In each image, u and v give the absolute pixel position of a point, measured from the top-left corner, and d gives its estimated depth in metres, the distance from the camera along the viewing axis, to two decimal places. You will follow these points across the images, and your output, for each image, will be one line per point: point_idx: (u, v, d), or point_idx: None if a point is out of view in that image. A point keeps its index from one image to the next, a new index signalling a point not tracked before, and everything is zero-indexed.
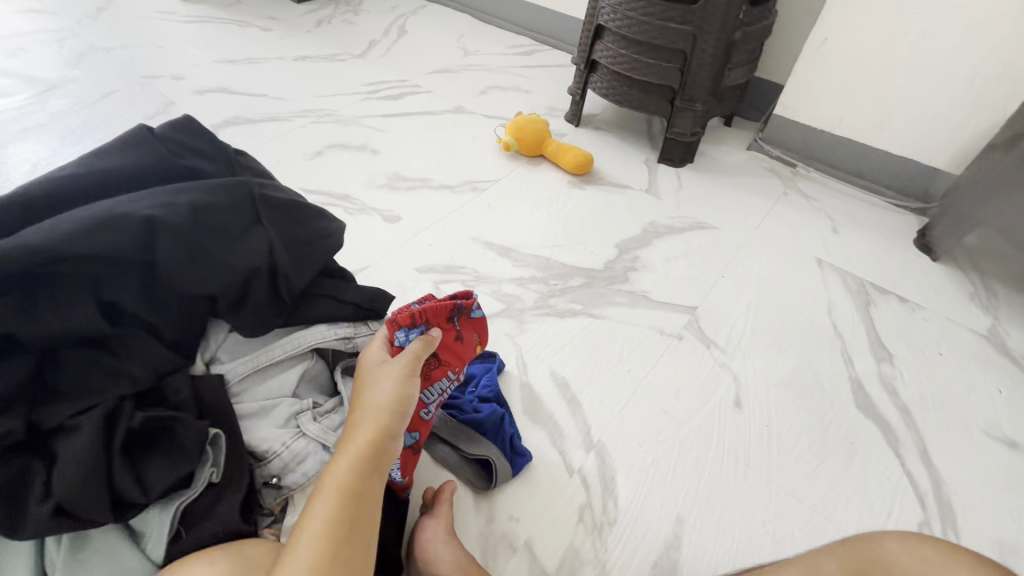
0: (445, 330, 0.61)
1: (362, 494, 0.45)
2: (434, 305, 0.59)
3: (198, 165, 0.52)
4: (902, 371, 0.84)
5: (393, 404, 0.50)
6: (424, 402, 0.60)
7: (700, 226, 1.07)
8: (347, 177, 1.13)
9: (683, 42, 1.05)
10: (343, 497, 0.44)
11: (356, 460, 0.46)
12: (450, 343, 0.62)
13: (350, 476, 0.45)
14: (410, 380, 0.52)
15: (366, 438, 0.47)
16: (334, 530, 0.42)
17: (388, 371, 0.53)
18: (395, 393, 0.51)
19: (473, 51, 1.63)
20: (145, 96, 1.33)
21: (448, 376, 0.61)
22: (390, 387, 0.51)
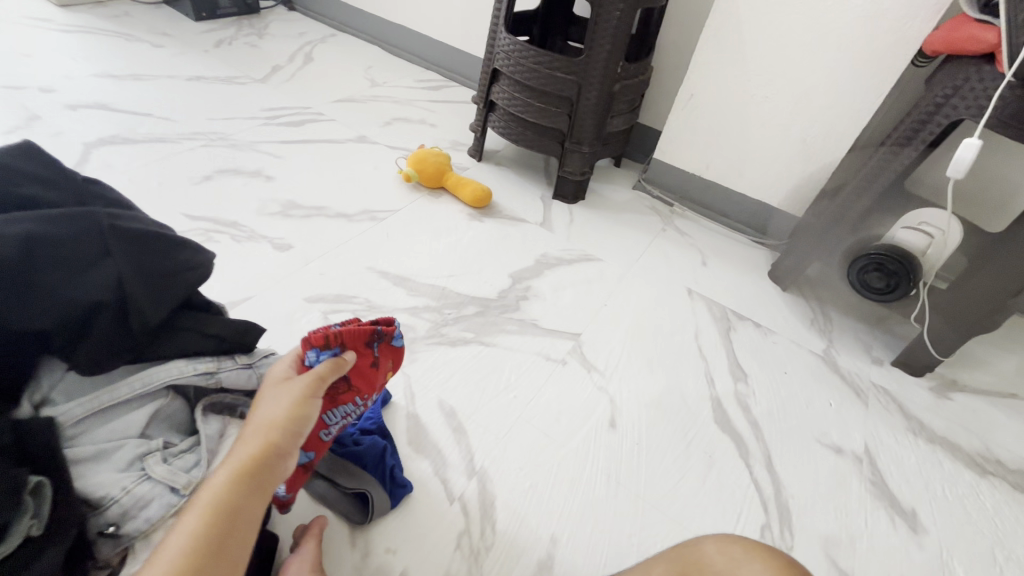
0: (362, 355, 0.61)
1: (238, 511, 0.44)
2: (353, 330, 0.59)
3: (35, 195, 0.49)
4: (754, 389, 0.95)
5: (289, 421, 0.49)
6: (326, 423, 0.60)
7: (588, 258, 1.15)
8: (237, 203, 1.09)
9: (569, 90, 1.15)
10: (216, 513, 0.42)
11: (237, 475, 0.45)
12: (365, 368, 0.62)
13: (226, 492, 0.44)
14: (309, 400, 0.52)
15: (249, 453, 0.46)
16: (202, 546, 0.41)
17: (287, 389, 0.52)
18: (292, 410, 0.50)
19: (381, 83, 1.66)
20: (4, 108, 1.21)
21: (354, 403, 0.62)
22: (286, 404, 0.50)
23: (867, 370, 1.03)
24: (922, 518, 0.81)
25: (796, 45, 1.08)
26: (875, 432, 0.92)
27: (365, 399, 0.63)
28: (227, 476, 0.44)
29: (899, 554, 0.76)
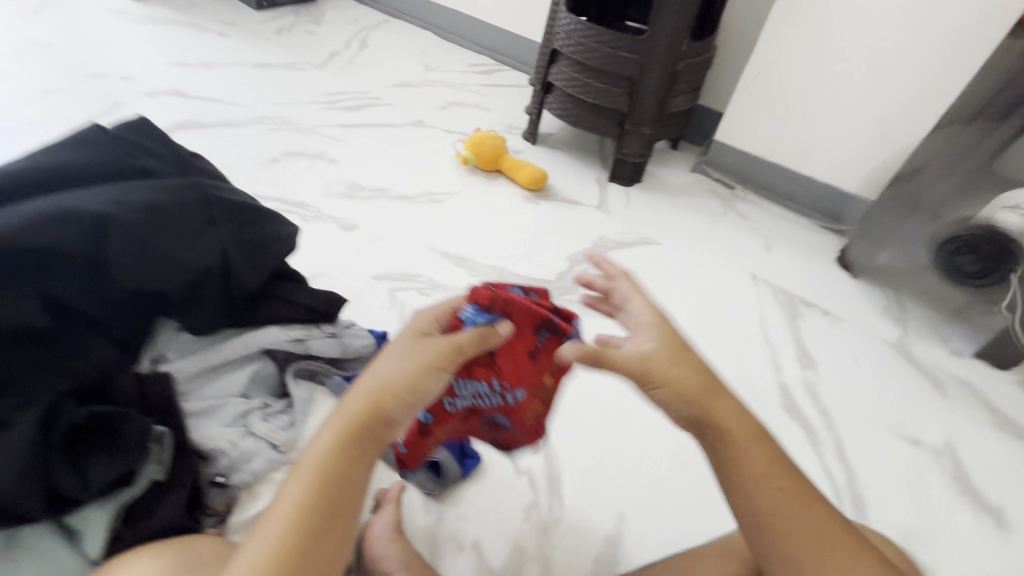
0: (523, 335, 0.53)
1: (339, 481, 0.41)
2: (523, 305, 0.52)
3: (151, 166, 0.52)
4: (823, 377, 0.92)
5: (400, 389, 0.44)
6: (453, 390, 0.55)
7: (646, 241, 1.13)
8: (304, 184, 1.13)
9: (631, 70, 1.13)
10: (315, 480, 0.40)
11: (341, 441, 0.42)
12: (522, 350, 0.54)
13: (330, 461, 0.41)
14: (429, 365, 0.45)
15: (356, 421, 0.42)
16: (304, 515, 0.40)
17: (409, 351, 0.46)
18: (404, 374, 0.44)
19: (434, 68, 1.67)
20: (91, 95, 1.29)
21: (488, 381, 0.55)
22: (399, 368, 0.45)
23: (945, 362, 0.98)
24: (1009, 515, 0.77)
25: (877, 18, 1.03)
26: (956, 425, 0.87)
27: (509, 386, 0.56)
28: (329, 440, 0.42)
29: (984, 551, 0.72)
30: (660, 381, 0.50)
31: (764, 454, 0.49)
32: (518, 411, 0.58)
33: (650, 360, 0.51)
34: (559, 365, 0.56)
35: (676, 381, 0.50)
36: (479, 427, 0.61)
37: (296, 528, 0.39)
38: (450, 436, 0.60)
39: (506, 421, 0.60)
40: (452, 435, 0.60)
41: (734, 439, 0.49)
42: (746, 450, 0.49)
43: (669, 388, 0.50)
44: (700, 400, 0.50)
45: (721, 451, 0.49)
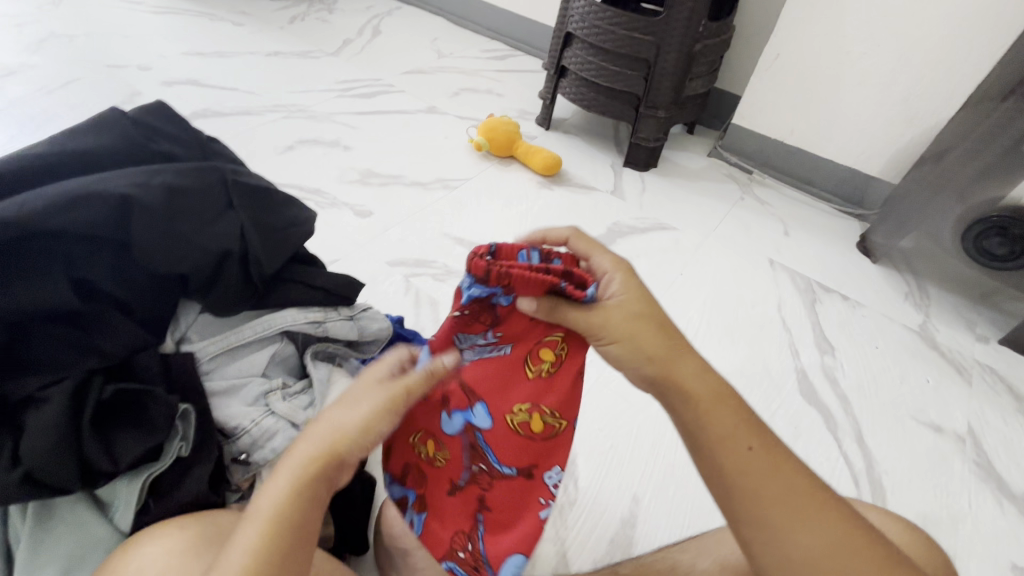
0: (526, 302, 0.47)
1: (296, 541, 0.37)
2: (525, 273, 0.44)
3: (171, 150, 0.53)
4: (842, 362, 0.90)
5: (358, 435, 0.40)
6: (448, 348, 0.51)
7: (662, 227, 1.12)
8: (320, 172, 1.14)
9: (647, 52, 1.11)
10: (271, 542, 0.36)
11: (290, 489, 0.38)
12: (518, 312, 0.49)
13: (277, 510, 0.37)
14: (388, 407, 0.42)
15: (303, 466, 0.39)
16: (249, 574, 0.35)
17: (360, 392, 0.43)
18: (362, 418, 0.41)
19: (447, 54, 1.66)
20: (110, 86, 1.31)
21: (484, 334, 0.50)
22: (354, 412, 0.41)
23: (969, 348, 0.96)
24: None
25: None
26: (979, 411, 0.86)
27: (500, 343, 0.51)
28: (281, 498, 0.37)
29: (1007, 537, 0.71)
30: (615, 335, 0.45)
31: (734, 418, 0.42)
32: (505, 395, 0.52)
33: (619, 309, 0.46)
34: (561, 336, 0.50)
35: (636, 338, 0.45)
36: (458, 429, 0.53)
37: None
38: (433, 432, 0.54)
39: (484, 407, 0.53)
40: (436, 434, 0.54)
41: (696, 400, 0.42)
42: (709, 410, 0.42)
43: (625, 341, 0.45)
44: (662, 357, 0.44)
45: (685, 418, 0.43)
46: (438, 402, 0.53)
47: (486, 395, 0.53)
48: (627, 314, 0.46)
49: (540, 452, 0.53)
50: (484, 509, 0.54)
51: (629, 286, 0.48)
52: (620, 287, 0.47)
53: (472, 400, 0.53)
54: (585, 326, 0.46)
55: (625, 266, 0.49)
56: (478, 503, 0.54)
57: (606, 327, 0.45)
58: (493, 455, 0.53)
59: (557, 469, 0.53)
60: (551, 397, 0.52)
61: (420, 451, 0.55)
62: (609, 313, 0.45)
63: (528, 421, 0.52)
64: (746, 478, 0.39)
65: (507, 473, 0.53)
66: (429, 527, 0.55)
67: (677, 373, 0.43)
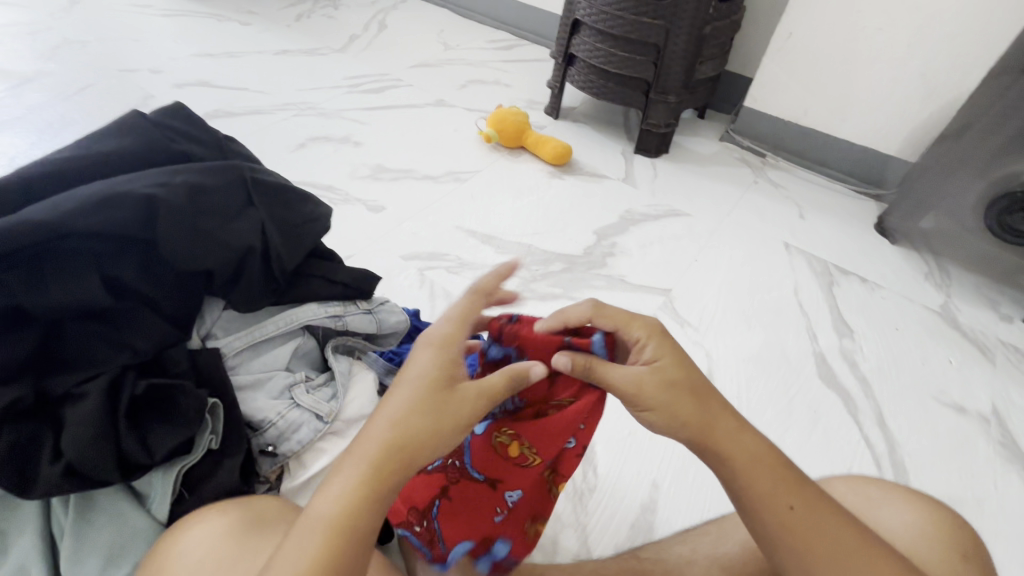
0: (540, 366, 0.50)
1: (360, 544, 0.36)
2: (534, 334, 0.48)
3: (190, 150, 0.54)
4: (862, 345, 0.90)
5: (427, 438, 0.40)
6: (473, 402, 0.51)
7: (675, 213, 1.11)
8: (331, 168, 1.15)
9: (657, 36, 1.10)
10: (339, 539, 0.35)
11: (364, 492, 0.37)
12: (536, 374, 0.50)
13: (351, 512, 0.36)
14: (457, 420, 0.41)
15: (383, 468, 0.38)
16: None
17: (439, 397, 0.41)
18: (434, 423, 0.40)
19: (453, 46, 1.66)
20: (123, 90, 1.33)
21: (510, 399, 0.51)
22: (432, 424, 0.40)
23: (992, 327, 0.94)
24: None
25: None
26: (1004, 391, 0.84)
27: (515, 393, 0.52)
28: (352, 496, 0.37)
29: None
30: (650, 404, 0.43)
31: (770, 473, 0.42)
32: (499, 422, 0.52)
33: (655, 376, 0.44)
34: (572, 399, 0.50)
35: (672, 407, 0.43)
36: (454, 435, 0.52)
37: None
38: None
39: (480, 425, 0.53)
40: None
41: (728, 462, 0.42)
42: (741, 471, 0.42)
43: (660, 411, 0.43)
44: (697, 422, 0.43)
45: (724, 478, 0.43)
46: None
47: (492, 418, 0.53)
48: (662, 381, 0.44)
49: (509, 474, 0.53)
50: (443, 496, 0.53)
51: (663, 351, 0.45)
52: (654, 353, 0.45)
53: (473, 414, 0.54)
54: (618, 392, 0.45)
55: (656, 327, 0.47)
56: (439, 490, 0.54)
57: (637, 395, 0.44)
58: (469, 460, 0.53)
59: (518, 491, 0.53)
60: (543, 434, 0.51)
61: None
62: (642, 379, 0.44)
63: (508, 444, 0.52)
64: (787, 535, 0.40)
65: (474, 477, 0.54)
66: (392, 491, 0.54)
67: (713, 434, 0.43)
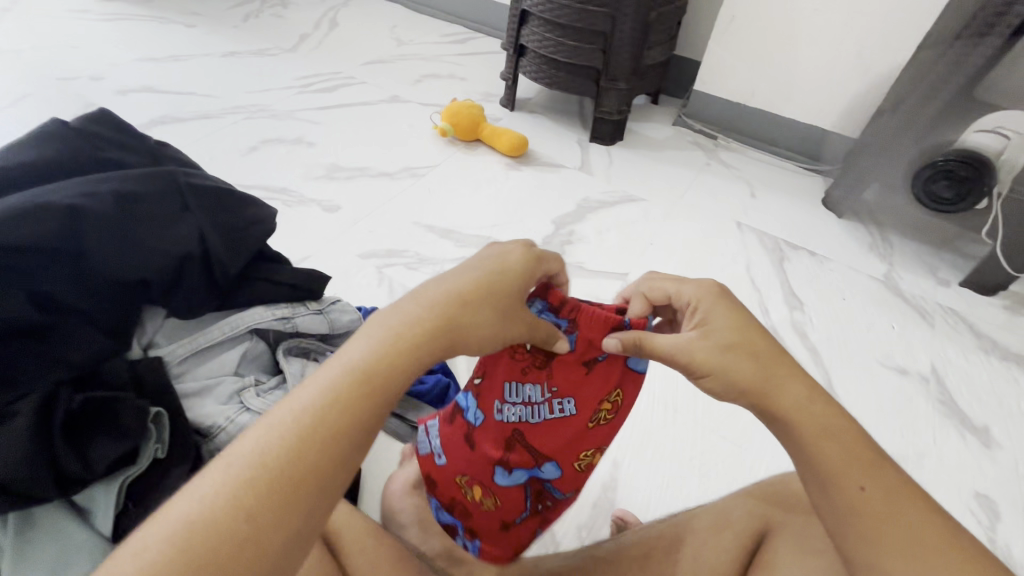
0: (584, 343, 0.50)
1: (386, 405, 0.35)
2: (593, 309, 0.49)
3: (119, 158, 0.53)
4: (811, 316, 0.93)
5: (482, 328, 0.40)
6: (502, 394, 0.52)
7: (631, 199, 1.13)
8: (285, 170, 1.13)
9: (603, 25, 1.11)
10: (369, 389, 0.34)
11: (414, 353, 0.36)
12: (578, 354, 0.50)
13: (393, 370, 0.35)
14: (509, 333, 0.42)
15: (435, 339, 0.37)
16: (340, 416, 0.32)
17: (510, 303, 0.42)
18: (496, 324, 0.41)
19: (407, 41, 1.64)
20: (63, 99, 1.28)
21: (541, 386, 0.51)
22: (494, 326, 0.41)
23: (932, 292, 0.99)
24: (995, 434, 0.79)
25: None
26: (943, 352, 0.89)
27: (560, 397, 0.51)
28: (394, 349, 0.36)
29: (970, 469, 0.75)
30: (705, 369, 0.42)
31: (848, 449, 0.38)
32: (559, 444, 0.52)
33: (706, 341, 0.42)
34: (620, 389, 0.52)
35: (728, 372, 0.41)
36: (517, 481, 0.53)
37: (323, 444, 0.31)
38: (488, 485, 0.53)
39: (554, 465, 0.53)
40: (486, 485, 0.53)
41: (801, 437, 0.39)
42: (818, 447, 0.39)
43: (717, 376, 0.41)
44: (755, 390, 0.41)
45: (793, 448, 0.40)
46: (499, 458, 0.52)
47: (553, 455, 0.52)
48: (715, 345, 0.42)
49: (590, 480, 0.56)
50: (546, 523, 0.57)
51: (719, 314, 0.43)
52: (715, 316, 0.43)
53: (540, 458, 0.53)
54: (666, 359, 0.44)
55: (715, 290, 0.45)
56: (540, 523, 0.57)
57: (688, 361, 0.42)
58: (558, 493, 0.55)
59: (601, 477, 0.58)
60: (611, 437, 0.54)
61: (472, 491, 0.54)
62: (694, 346, 0.42)
63: (592, 462, 0.54)
64: (855, 515, 0.37)
65: (567, 501, 0.56)
66: (483, 548, 0.56)
67: (773, 403, 0.40)
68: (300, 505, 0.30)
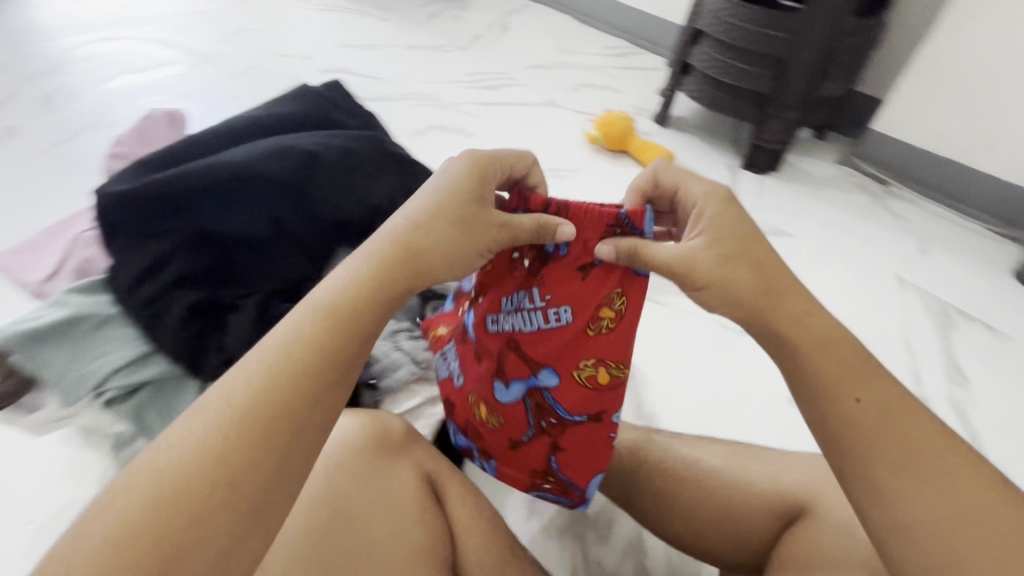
0: (581, 246, 0.51)
1: (349, 327, 0.40)
2: (581, 209, 0.50)
3: (341, 121, 0.66)
4: (977, 396, 0.82)
5: (439, 247, 0.45)
6: (498, 307, 0.56)
7: (776, 232, 1.08)
8: (444, 155, 1.24)
9: (780, 50, 1.08)
10: (333, 322, 0.40)
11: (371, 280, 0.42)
12: (571, 259, 0.52)
13: (348, 301, 0.41)
14: (477, 246, 0.46)
15: (387, 264, 0.43)
16: (305, 354, 0.38)
17: (466, 221, 0.46)
18: (451, 245, 0.45)
19: (570, 51, 1.71)
20: (280, 73, 1.53)
21: (532, 296, 0.54)
22: (448, 237, 0.46)
23: None
24: None
25: None
26: None
27: (555, 306, 0.53)
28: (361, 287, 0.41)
29: None
30: (709, 279, 0.43)
31: (843, 361, 0.41)
32: (557, 351, 0.54)
33: (708, 253, 0.44)
34: (620, 290, 0.52)
35: (729, 282, 0.43)
36: (518, 395, 0.57)
37: (289, 378, 0.37)
38: (489, 401, 0.58)
39: (550, 372, 0.54)
40: (490, 403, 0.58)
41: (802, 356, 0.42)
42: (813, 356, 0.42)
43: (719, 287, 0.43)
44: (752, 304, 0.43)
45: (793, 362, 0.42)
46: (497, 372, 0.57)
47: (550, 362, 0.54)
48: (718, 255, 0.44)
49: (606, 403, 0.54)
50: (557, 450, 0.57)
51: (720, 218, 0.45)
52: (710, 220, 0.45)
53: (534, 369, 0.55)
54: (664, 271, 0.45)
55: (719, 194, 0.46)
56: (552, 446, 0.57)
57: (689, 268, 0.44)
58: (560, 408, 0.55)
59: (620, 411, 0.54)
60: (617, 351, 0.53)
61: (479, 411, 0.59)
62: (695, 255, 0.44)
63: (594, 375, 0.53)
64: (850, 434, 0.39)
65: (577, 421, 0.55)
66: (500, 467, 0.61)
67: (776, 313, 0.43)
68: (278, 436, 0.35)
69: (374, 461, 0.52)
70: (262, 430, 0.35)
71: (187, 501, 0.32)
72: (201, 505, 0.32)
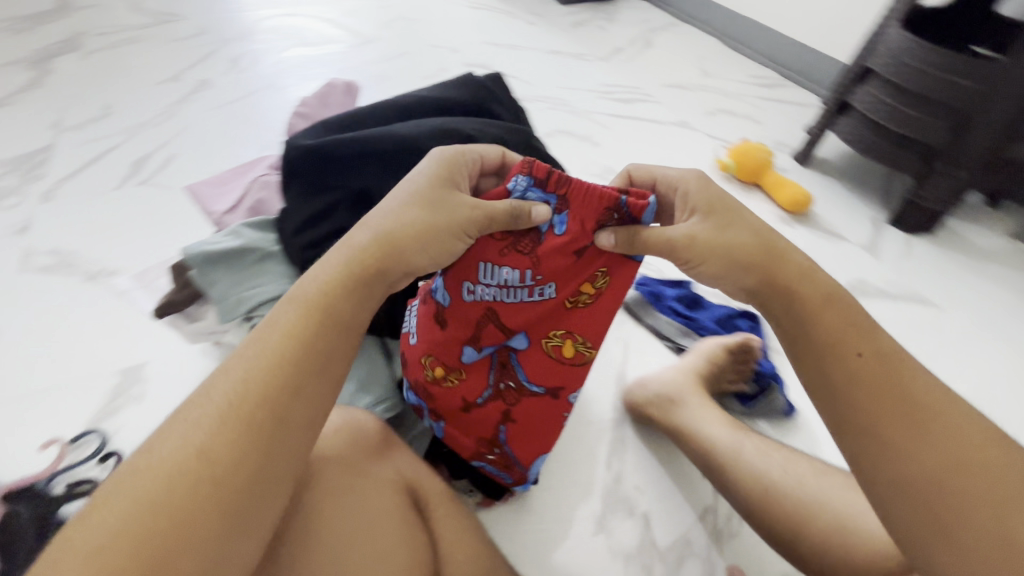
0: (567, 230, 0.55)
1: (331, 315, 0.48)
2: (584, 188, 0.54)
3: (498, 112, 0.70)
4: None
5: (408, 233, 0.51)
6: (476, 276, 0.57)
7: (920, 300, 0.96)
8: (567, 160, 1.26)
9: (966, 101, 0.96)
10: (312, 315, 0.47)
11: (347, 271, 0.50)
12: (569, 238, 0.55)
13: (322, 295, 0.48)
14: (446, 224, 0.51)
15: (363, 254, 0.50)
16: (282, 358, 0.45)
17: (433, 201, 0.52)
18: (417, 229, 0.51)
19: (712, 74, 1.66)
20: (428, 61, 1.63)
21: (523, 274, 0.56)
22: (417, 220, 0.51)
23: None
24: None
25: None
26: None
27: (541, 283, 0.57)
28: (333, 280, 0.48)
29: None
30: (703, 257, 0.52)
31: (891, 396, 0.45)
32: (537, 324, 0.59)
33: (706, 233, 0.51)
34: (605, 270, 0.57)
35: (730, 248, 0.51)
36: (485, 355, 0.61)
37: (274, 373, 0.44)
38: (454, 363, 0.61)
39: (523, 336, 0.60)
40: (452, 365, 0.61)
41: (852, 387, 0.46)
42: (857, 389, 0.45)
43: (714, 262, 0.51)
44: (759, 256, 0.51)
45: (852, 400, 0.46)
46: (468, 338, 0.60)
47: (525, 328, 0.59)
48: (714, 229, 0.52)
49: (567, 378, 0.61)
50: (510, 420, 0.62)
51: (709, 200, 0.53)
52: (694, 195, 0.54)
53: (508, 334, 0.59)
54: (670, 245, 0.52)
55: (696, 174, 0.55)
56: (505, 415, 0.62)
57: (691, 242, 0.51)
58: (522, 372, 0.61)
59: (574, 390, 0.62)
60: (588, 330, 0.59)
61: (436, 371, 0.62)
62: (696, 233, 0.52)
63: (560, 346, 0.59)
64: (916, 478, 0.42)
65: (536, 391, 0.61)
66: (447, 428, 0.64)
67: (783, 268, 0.51)
68: (261, 436, 0.42)
69: (352, 471, 0.55)
70: (243, 432, 0.41)
71: (165, 505, 0.37)
72: (183, 513, 0.37)
